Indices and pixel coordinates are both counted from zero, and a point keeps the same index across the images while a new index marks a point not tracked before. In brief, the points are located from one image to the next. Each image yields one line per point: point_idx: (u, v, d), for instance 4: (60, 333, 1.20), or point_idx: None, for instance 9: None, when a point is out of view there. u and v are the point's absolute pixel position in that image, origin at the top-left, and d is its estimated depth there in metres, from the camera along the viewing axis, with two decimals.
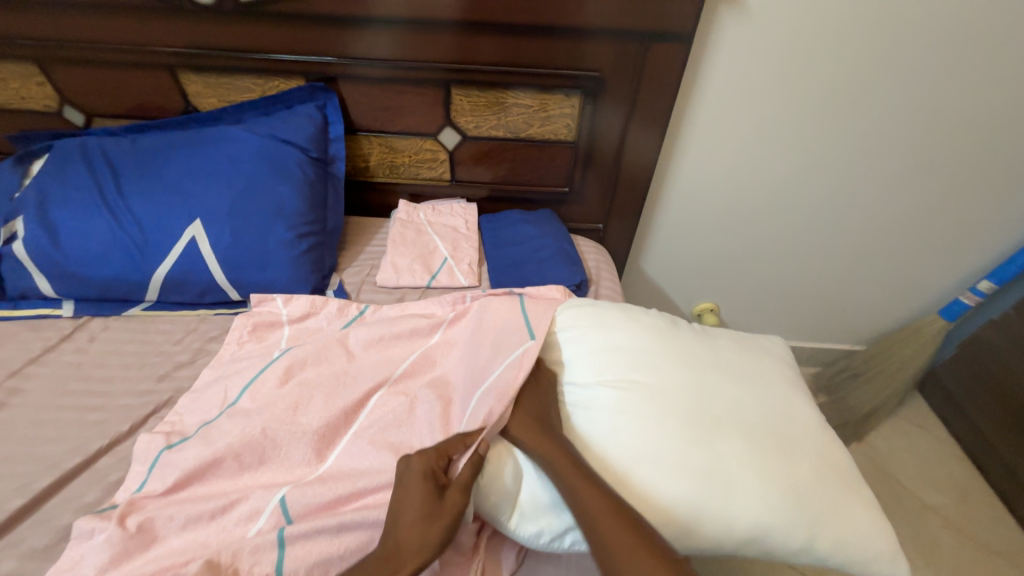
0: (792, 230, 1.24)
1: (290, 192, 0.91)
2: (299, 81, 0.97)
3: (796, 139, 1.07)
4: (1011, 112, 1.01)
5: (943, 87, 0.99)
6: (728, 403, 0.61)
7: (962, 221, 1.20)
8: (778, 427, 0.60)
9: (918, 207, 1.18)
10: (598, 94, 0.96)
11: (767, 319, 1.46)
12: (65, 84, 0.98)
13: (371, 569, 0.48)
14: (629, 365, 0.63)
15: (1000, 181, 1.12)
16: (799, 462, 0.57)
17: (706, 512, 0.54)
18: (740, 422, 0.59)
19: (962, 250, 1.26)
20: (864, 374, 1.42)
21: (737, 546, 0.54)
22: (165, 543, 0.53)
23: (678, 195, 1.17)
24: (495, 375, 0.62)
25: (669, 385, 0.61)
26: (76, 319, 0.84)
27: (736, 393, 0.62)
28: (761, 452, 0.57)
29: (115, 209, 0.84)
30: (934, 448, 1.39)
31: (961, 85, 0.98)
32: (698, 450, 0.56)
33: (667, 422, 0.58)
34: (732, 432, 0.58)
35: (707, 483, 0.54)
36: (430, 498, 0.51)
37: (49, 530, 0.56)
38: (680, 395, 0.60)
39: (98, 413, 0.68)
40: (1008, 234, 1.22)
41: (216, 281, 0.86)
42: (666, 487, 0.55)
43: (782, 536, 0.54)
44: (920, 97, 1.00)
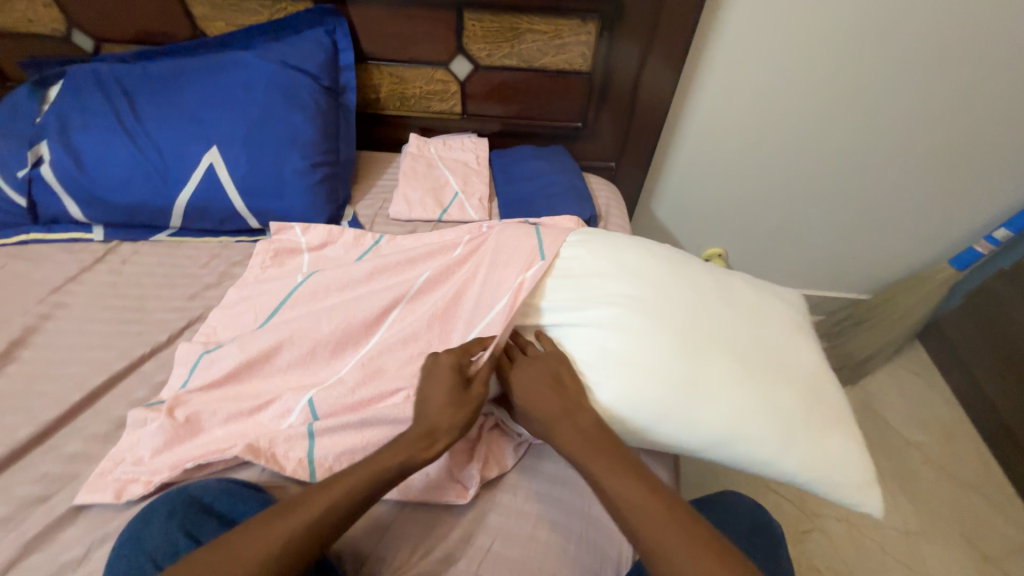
0: (808, 172, 1.21)
1: (302, 121, 0.91)
2: (306, 3, 0.94)
3: (821, 73, 1.02)
4: None
5: (986, 14, 0.92)
6: (720, 323, 0.61)
7: (986, 167, 1.16)
8: (767, 352, 0.61)
9: (943, 149, 1.14)
10: (616, 20, 0.92)
11: (773, 264, 1.46)
12: (71, 6, 0.97)
13: (406, 444, 0.52)
14: (630, 281, 0.63)
15: None
16: (789, 388, 0.58)
17: (686, 422, 0.55)
18: (737, 344, 0.60)
19: (983, 197, 1.23)
20: (866, 321, 1.44)
21: (708, 450, 0.56)
22: (210, 432, 0.59)
23: (693, 133, 1.14)
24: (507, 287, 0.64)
25: (672, 304, 0.61)
26: (107, 243, 0.89)
27: (731, 316, 0.62)
28: (752, 372, 0.58)
29: (134, 135, 0.85)
30: (927, 393, 1.43)
31: (1006, 12, 0.91)
32: (691, 364, 0.57)
33: (665, 337, 0.58)
34: (729, 352, 0.59)
35: (687, 390, 0.55)
36: (458, 387, 0.55)
37: (107, 420, 0.63)
38: (681, 314, 0.61)
39: (138, 325, 0.74)
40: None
41: (236, 209, 0.89)
42: (646, 390, 0.56)
43: (754, 444, 0.55)
44: (960, 26, 0.94)
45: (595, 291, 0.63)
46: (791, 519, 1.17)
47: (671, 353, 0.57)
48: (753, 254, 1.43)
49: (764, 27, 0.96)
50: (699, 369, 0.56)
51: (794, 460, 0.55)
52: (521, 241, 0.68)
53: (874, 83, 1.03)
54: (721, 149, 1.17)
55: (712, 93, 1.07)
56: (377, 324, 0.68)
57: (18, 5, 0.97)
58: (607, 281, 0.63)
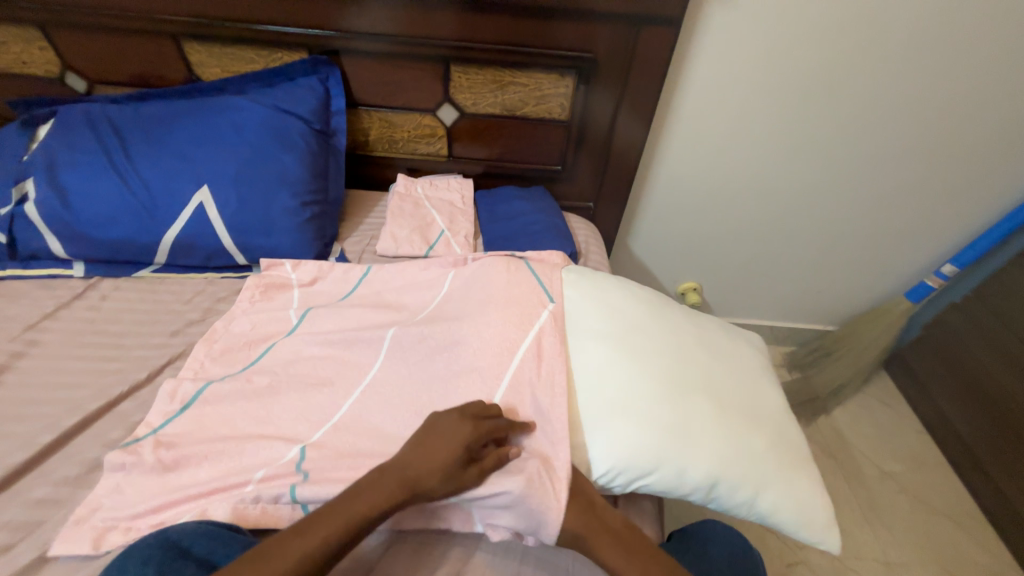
0: (771, 212, 1.30)
1: (293, 161, 0.94)
2: (301, 54, 0.99)
3: (777, 125, 1.12)
4: (977, 105, 1.07)
5: (915, 78, 1.04)
6: (701, 369, 0.65)
7: (929, 209, 1.28)
8: (743, 396, 0.64)
9: (890, 193, 1.25)
10: (591, 75, 1.00)
11: (745, 298, 1.54)
12: (68, 50, 1.00)
13: (384, 493, 0.52)
14: (617, 326, 0.66)
15: (966, 170, 1.19)
16: (758, 430, 0.61)
17: (666, 463, 0.57)
18: (711, 387, 0.63)
19: (929, 236, 1.34)
20: (834, 352, 1.51)
21: (691, 492, 0.58)
22: (188, 473, 0.58)
23: (665, 176, 1.22)
24: (501, 333, 0.64)
25: (651, 347, 0.65)
26: (87, 279, 0.88)
27: (709, 362, 0.66)
28: (724, 413, 0.61)
29: (123, 173, 0.87)
30: (895, 421, 1.49)
31: (932, 77, 1.04)
32: (669, 405, 0.59)
33: (645, 379, 0.61)
34: (704, 394, 0.62)
35: (674, 434, 0.58)
36: (457, 468, 0.53)
37: (78, 463, 0.60)
38: (659, 357, 0.64)
39: (116, 363, 0.73)
40: (972, 223, 1.30)
41: (223, 245, 0.90)
42: (637, 434, 0.57)
43: (733, 486, 0.57)
44: (894, 87, 1.05)
45: (582, 333, 0.66)
46: (775, 552, 1.18)
47: (650, 394, 0.60)
48: (726, 288, 1.51)
49: (726, 86, 1.06)
50: (677, 411, 0.59)
51: (760, 495, 0.58)
52: (516, 277, 0.72)
53: (824, 134, 1.14)
54: (691, 192, 1.25)
55: (682, 142, 1.15)
56: (365, 360, 0.69)
57: (13, 48, 1.00)
58: (592, 323, 0.67)
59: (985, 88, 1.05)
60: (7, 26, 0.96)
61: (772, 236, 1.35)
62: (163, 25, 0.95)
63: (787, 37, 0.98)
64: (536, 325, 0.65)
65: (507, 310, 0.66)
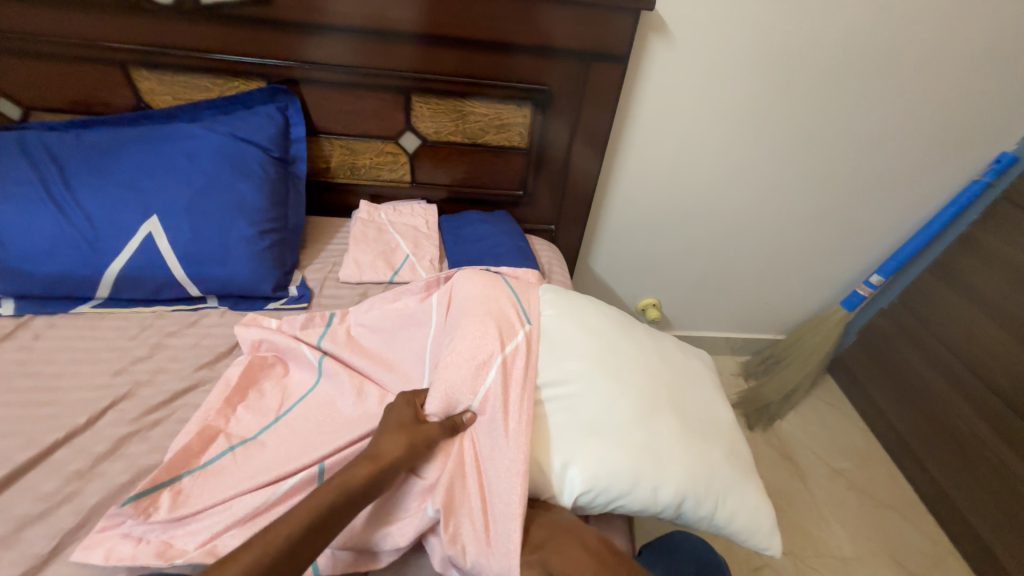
0: (718, 231, 1.39)
1: (252, 190, 0.93)
2: (259, 83, 0.99)
3: (719, 152, 1.22)
4: (884, 133, 1.22)
5: (832, 110, 1.17)
6: (666, 389, 0.68)
7: (854, 225, 1.41)
8: (702, 415, 0.68)
9: (820, 212, 1.37)
10: (547, 105, 1.06)
11: (700, 312, 1.62)
12: (0, 76, 0.95)
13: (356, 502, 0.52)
14: (589, 348, 0.68)
15: (881, 189, 1.33)
16: (717, 446, 0.65)
17: (635, 481, 0.59)
18: (675, 405, 0.66)
19: (856, 249, 1.47)
20: (783, 359, 1.60)
21: (659, 509, 0.60)
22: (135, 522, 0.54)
23: (620, 199, 1.29)
24: (466, 346, 0.64)
25: (619, 368, 0.67)
26: (17, 317, 0.81)
27: (673, 382, 0.70)
28: (687, 430, 0.64)
29: (62, 204, 0.82)
30: (841, 421, 1.59)
31: (846, 109, 1.17)
32: (637, 425, 0.62)
33: (615, 400, 0.63)
34: (669, 413, 0.65)
35: (643, 455, 0.60)
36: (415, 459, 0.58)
37: (5, 521, 0.55)
38: (627, 377, 0.66)
39: (51, 407, 0.67)
40: (891, 236, 1.44)
41: (174, 277, 0.86)
42: (608, 457, 0.59)
43: (697, 501, 0.60)
44: (815, 119, 1.18)
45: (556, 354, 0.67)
46: (742, 557, 1.21)
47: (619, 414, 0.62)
48: (682, 302, 1.58)
49: (674, 117, 1.14)
50: (644, 430, 0.61)
51: (720, 506, 0.61)
52: (493, 290, 0.72)
53: (759, 160, 1.24)
54: (646, 213, 1.33)
55: (637, 167, 1.22)
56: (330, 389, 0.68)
57: None
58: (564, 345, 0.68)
59: (890, 119, 1.19)
60: None
61: (721, 253, 1.45)
62: (110, 53, 0.93)
63: (722, 73, 1.08)
64: (511, 343, 0.66)
65: (482, 324, 0.66)
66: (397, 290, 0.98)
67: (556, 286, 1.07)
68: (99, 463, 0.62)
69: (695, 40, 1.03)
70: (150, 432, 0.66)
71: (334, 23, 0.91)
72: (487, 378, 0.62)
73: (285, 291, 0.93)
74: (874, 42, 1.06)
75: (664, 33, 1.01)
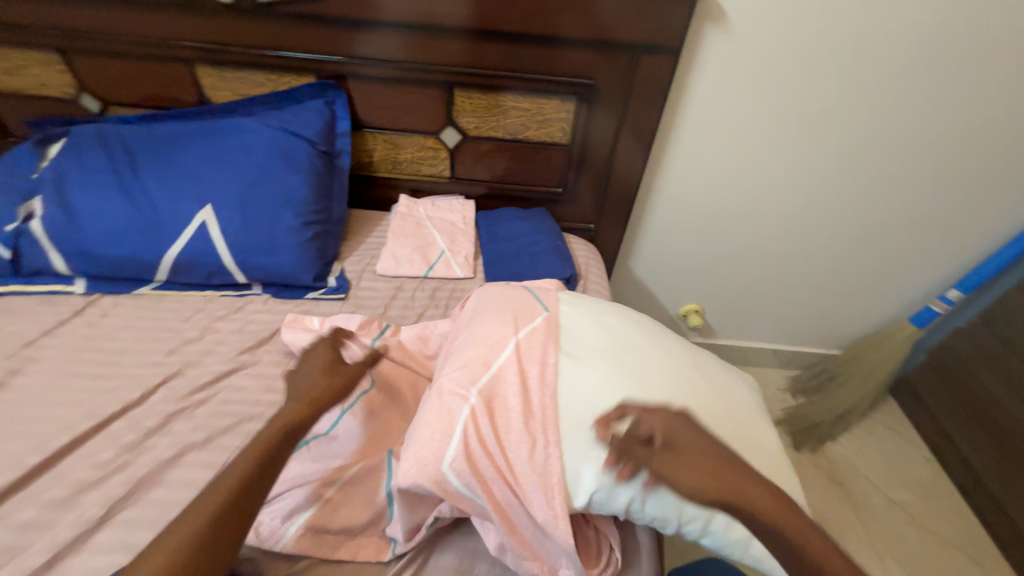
0: (771, 234, 1.30)
1: (298, 182, 0.95)
2: (309, 78, 1.02)
3: (775, 149, 1.13)
4: (973, 132, 1.08)
5: (911, 105, 1.05)
6: (693, 392, 0.63)
7: (930, 233, 1.27)
8: (732, 425, 0.62)
9: (890, 217, 1.25)
10: (592, 100, 1.02)
11: (746, 320, 1.53)
12: (84, 73, 1.03)
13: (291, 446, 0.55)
14: (613, 342, 0.66)
15: (965, 194, 1.19)
16: (748, 461, 0.59)
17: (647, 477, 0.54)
18: (701, 410, 0.61)
19: (930, 261, 1.33)
20: (839, 377, 1.48)
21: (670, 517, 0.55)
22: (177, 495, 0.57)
23: (665, 198, 1.23)
24: (486, 334, 0.65)
25: (640, 365, 0.63)
26: (88, 296, 0.88)
27: (703, 387, 0.65)
28: (714, 434, 0.59)
29: (131, 192, 0.88)
30: (903, 449, 1.45)
31: (927, 104, 1.05)
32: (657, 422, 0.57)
33: (629, 397, 0.59)
34: (693, 417, 0.59)
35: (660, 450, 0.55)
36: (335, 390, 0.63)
37: (66, 485, 0.59)
38: (649, 374, 0.62)
39: (111, 381, 0.73)
40: (974, 248, 1.29)
41: (224, 264, 0.90)
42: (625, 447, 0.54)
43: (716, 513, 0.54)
44: (889, 114, 1.06)
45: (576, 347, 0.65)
46: None
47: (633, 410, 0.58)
48: (727, 309, 1.50)
49: (726, 110, 1.07)
50: None
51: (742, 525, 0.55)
52: (509, 292, 0.74)
53: (821, 161, 1.15)
54: (692, 214, 1.26)
55: (684, 164, 1.16)
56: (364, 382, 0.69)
57: (32, 71, 1.03)
58: (585, 337, 0.65)
59: (981, 116, 1.06)
60: (28, 50, 1.00)
61: (773, 258, 1.35)
62: (177, 51, 0.98)
63: (785, 64, 1.00)
64: (527, 326, 0.66)
65: (502, 316, 0.68)
66: (431, 285, 0.98)
67: (592, 288, 1.03)
68: (149, 437, 0.66)
69: (757, 29, 0.96)
70: (195, 410, 0.69)
71: (381, 18, 0.92)
72: (504, 358, 0.62)
73: (325, 282, 0.96)
74: (967, 29, 0.95)
75: (721, 22, 0.95)
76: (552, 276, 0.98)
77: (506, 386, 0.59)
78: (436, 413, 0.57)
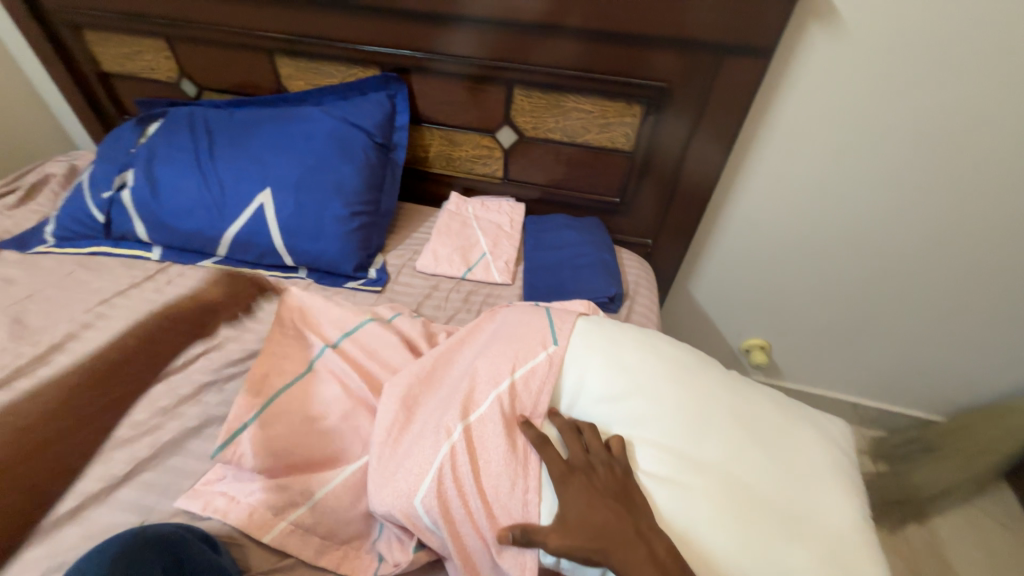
0: (864, 270, 1.11)
1: (351, 172, 0.97)
2: (375, 71, 1.03)
3: (882, 172, 0.96)
4: None
5: None
6: (722, 452, 0.55)
7: None
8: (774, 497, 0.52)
9: None
10: (661, 105, 0.93)
11: (821, 364, 1.34)
12: (185, 59, 1.13)
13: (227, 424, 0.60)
14: (623, 386, 0.59)
15: None
16: (789, 544, 0.49)
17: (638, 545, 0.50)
18: (732, 475, 0.53)
19: None
20: (937, 451, 1.26)
21: None
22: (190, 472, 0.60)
23: (737, 219, 1.10)
24: (482, 366, 0.61)
25: (659, 417, 0.57)
26: (161, 263, 0.96)
27: (740, 445, 0.56)
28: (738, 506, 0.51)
29: (205, 171, 0.95)
30: (1016, 549, 1.18)
31: None
32: (662, 488, 0.52)
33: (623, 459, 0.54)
34: (717, 482, 0.52)
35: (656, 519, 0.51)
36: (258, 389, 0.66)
37: (103, 438, 0.64)
38: (667, 429, 0.56)
39: (161, 345, 0.78)
40: None
41: (275, 245, 0.94)
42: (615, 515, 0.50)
43: None
44: None
45: (584, 393, 0.61)
46: None
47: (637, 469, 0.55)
48: (799, 349, 1.32)
49: (823, 125, 0.92)
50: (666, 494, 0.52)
51: None
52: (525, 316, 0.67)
53: (942, 191, 0.96)
54: (768, 239, 1.11)
55: (764, 184, 1.03)
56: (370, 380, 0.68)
57: (147, 57, 1.16)
58: (595, 381, 0.60)
59: None
60: (144, 38, 1.12)
61: (863, 298, 1.17)
62: (260, 41, 1.05)
63: (909, 73, 0.84)
64: (527, 364, 0.61)
65: (503, 345, 0.62)
66: (467, 287, 0.95)
67: (639, 310, 0.94)
68: (180, 404, 0.69)
69: (873, 30, 0.80)
70: (224, 385, 0.72)
71: (446, 11, 0.90)
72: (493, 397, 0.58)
73: (365, 272, 0.97)
74: None
75: (829, 21, 0.81)
76: (596, 292, 0.91)
77: (489, 426, 0.56)
78: (419, 442, 0.56)
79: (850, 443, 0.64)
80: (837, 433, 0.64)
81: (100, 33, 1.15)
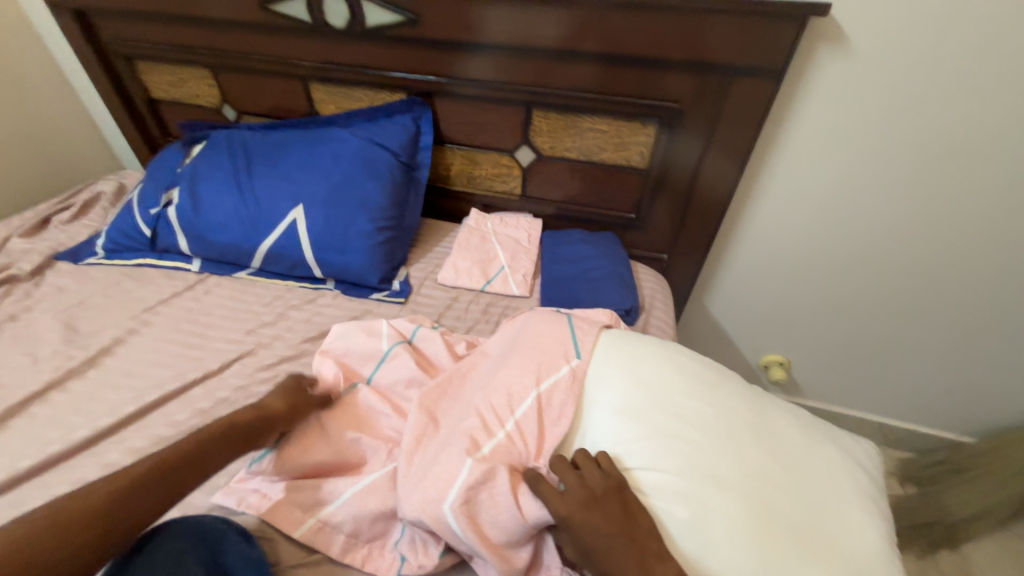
0: (884, 285, 1.11)
1: (377, 189, 1.02)
2: (400, 95, 1.10)
3: (898, 187, 0.96)
4: None
5: None
6: (743, 469, 0.55)
7: None
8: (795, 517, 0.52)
9: None
10: (675, 124, 0.96)
11: (843, 381, 1.32)
12: (226, 86, 1.22)
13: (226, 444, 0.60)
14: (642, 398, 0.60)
15: None
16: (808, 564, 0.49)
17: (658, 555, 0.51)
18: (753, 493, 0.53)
19: None
20: (969, 471, 1.23)
21: None
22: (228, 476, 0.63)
23: (752, 235, 1.11)
24: (505, 379, 0.63)
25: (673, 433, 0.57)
26: (199, 274, 1.03)
27: (760, 461, 0.56)
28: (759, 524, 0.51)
29: (242, 189, 1.01)
30: None
31: None
32: (686, 505, 0.52)
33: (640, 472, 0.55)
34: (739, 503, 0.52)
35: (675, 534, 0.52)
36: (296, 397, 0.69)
37: (145, 436, 0.68)
38: (684, 447, 0.56)
39: (199, 350, 0.83)
40: None
41: (305, 258, 0.99)
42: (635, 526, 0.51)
43: None
44: None
45: (601, 408, 0.61)
46: None
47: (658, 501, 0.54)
48: (819, 365, 1.31)
49: (837, 142, 0.94)
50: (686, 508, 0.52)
51: None
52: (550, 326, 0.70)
53: (961, 207, 0.96)
54: (784, 255, 1.12)
55: (780, 200, 1.04)
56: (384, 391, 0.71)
57: (191, 84, 1.25)
58: (611, 394, 0.62)
59: None
60: (190, 68, 1.22)
61: (883, 313, 1.16)
62: (296, 69, 1.12)
63: (922, 91, 0.85)
64: (551, 378, 0.63)
65: (526, 358, 0.65)
66: (486, 299, 0.99)
67: (654, 322, 0.96)
68: (216, 406, 0.73)
69: (883, 50, 0.82)
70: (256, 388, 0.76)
71: (468, 39, 0.96)
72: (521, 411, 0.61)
73: (389, 284, 1.01)
74: None
75: (839, 44, 0.83)
76: (611, 305, 0.93)
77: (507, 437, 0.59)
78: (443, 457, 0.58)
79: (869, 461, 0.64)
80: (861, 453, 0.65)
81: (150, 63, 1.25)
